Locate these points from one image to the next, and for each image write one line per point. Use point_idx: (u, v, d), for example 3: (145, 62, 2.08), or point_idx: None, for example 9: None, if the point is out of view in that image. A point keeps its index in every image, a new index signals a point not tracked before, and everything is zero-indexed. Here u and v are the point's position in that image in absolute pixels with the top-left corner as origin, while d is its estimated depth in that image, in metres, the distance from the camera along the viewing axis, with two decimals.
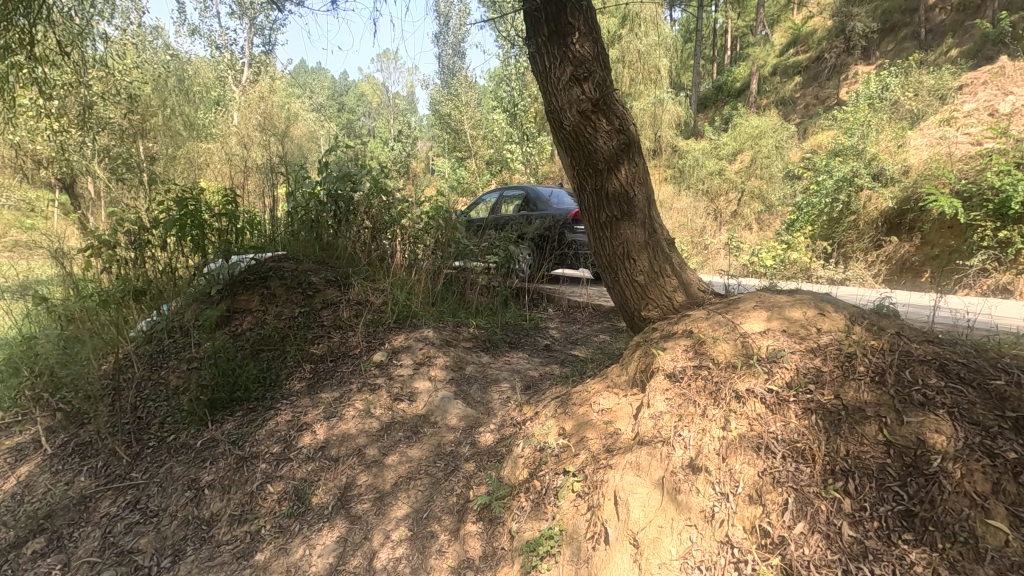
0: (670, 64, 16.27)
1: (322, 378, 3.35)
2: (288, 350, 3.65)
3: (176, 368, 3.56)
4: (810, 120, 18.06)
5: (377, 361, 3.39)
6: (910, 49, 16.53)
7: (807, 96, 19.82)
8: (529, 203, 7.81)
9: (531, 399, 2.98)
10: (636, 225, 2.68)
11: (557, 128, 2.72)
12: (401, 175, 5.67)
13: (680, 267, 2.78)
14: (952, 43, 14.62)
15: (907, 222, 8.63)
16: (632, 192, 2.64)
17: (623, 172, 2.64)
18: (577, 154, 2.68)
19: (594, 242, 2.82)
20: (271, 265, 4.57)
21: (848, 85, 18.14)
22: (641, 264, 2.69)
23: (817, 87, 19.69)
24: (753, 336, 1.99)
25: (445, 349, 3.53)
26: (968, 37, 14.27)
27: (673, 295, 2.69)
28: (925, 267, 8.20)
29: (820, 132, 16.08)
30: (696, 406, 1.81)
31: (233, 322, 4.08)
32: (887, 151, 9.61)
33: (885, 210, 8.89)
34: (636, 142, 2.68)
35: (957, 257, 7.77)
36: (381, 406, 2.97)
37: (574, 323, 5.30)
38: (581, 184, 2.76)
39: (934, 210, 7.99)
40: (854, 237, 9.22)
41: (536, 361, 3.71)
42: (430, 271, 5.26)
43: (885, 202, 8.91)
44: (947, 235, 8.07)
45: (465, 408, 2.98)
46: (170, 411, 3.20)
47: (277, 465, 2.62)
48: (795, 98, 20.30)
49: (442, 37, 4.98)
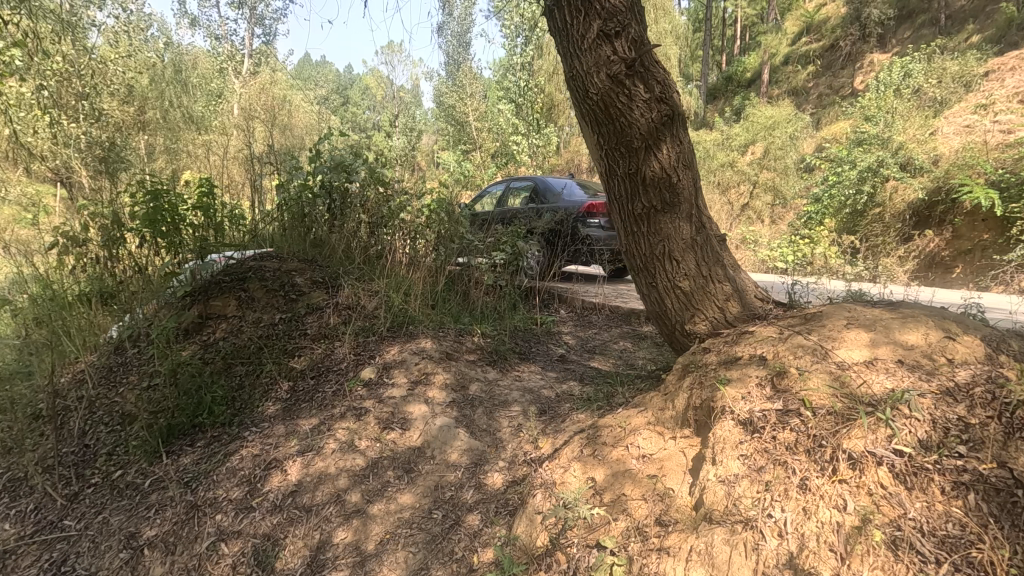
0: (681, 53, 15.69)
1: (301, 399, 2.85)
2: (264, 365, 3.15)
3: (135, 386, 3.08)
4: (823, 111, 17.45)
5: (366, 378, 2.89)
6: (928, 36, 15.82)
7: (820, 86, 19.13)
8: (538, 195, 7.31)
9: (548, 430, 2.47)
10: (679, 218, 2.15)
11: (578, 99, 2.21)
12: (401, 165, 5.22)
13: (734, 269, 2.25)
14: (972, 29, 13.97)
15: (937, 215, 8.03)
16: (676, 177, 2.12)
17: (665, 152, 2.11)
18: (606, 129, 2.16)
19: (625, 239, 2.31)
20: (251, 264, 4.06)
21: (863, 74, 17.51)
22: (686, 267, 2.16)
23: (831, 77, 19.04)
24: (857, 369, 1.46)
25: (446, 363, 3.02)
26: (989, 23, 13.61)
27: (727, 305, 2.17)
28: (956, 263, 7.67)
29: (836, 123, 15.49)
30: (790, 472, 1.30)
31: (205, 332, 3.60)
32: (915, 140, 8.92)
33: (913, 201, 8.26)
34: (680, 114, 2.15)
35: (993, 251, 7.27)
36: (367, 438, 2.47)
37: (589, 328, 4.78)
38: (609, 168, 2.23)
39: (967, 202, 7.42)
40: (879, 230, 8.61)
41: (551, 376, 3.19)
42: (430, 269, 4.77)
43: (913, 193, 8.23)
44: (981, 229, 7.53)
45: (468, 440, 2.47)
46: (121, 439, 2.72)
47: (236, 516, 2.14)
48: (807, 89, 19.70)
49: (447, 28, 4.56)
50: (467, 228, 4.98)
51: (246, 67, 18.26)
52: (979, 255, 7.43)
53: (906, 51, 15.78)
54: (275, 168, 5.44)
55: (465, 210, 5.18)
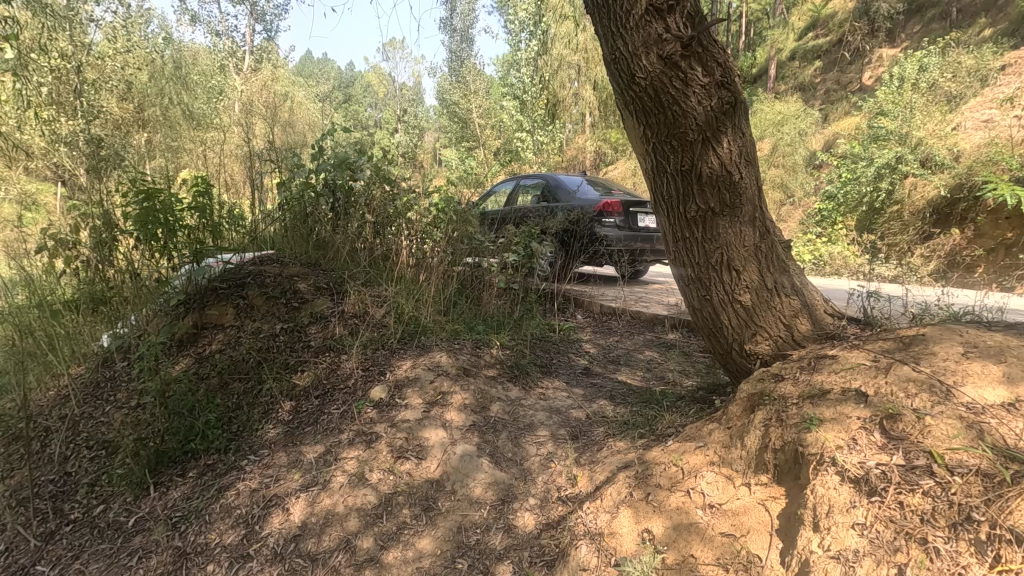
0: None
1: (304, 421, 2.58)
2: (264, 382, 2.88)
3: (123, 405, 2.82)
4: (832, 106, 17.08)
5: (376, 398, 2.61)
6: (939, 30, 15.40)
7: (828, 82, 18.74)
8: (549, 193, 7.02)
9: (582, 462, 2.19)
10: (741, 223, 1.87)
11: (621, 85, 1.92)
12: (407, 162, 4.95)
13: (801, 280, 1.97)
14: (985, 23, 13.58)
15: (957, 212, 7.60)
16: (739, 175, 1.83)
17: (726, 146, 1.82)
18: (654, 120, 1.88)
19: (674, 246, 2.03)
20: (250, 269, 3.77)
21: (872, 69, 17.11)
22: (748, 278, 1.88)
23: (839, 72, 18.62)
24: (996, 413, 1.25)
25: (463, 381, 2.74)
26: (1003, 16, 13.22)
27: (794, 322, 1.88)
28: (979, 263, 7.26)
29: (846, 119, 15.13)
30: (933, 554, 1.07)
31: (201, 342, 3.32)
32: (934, 134, 8.44)
33: (932, 199, 7.85)
34: (742, 102, 1.86)
35: (1018, 250, 6.88)
36: (380, 469, 2.20)
37: (609, 335, 4.48)
38: (658, 165, 1.95)
39: (990, 199, 7.09)
40: (897, 228, 8.30)
41: (579, 394, 2.91)
42: (440, 272, 4.50)
43: (933, 189, 7.84)
44: (1003, 226, 7.12)
45: (493, 471, 2.19)
46: (104, 467, 2.46)
47: (231, 566, 1.88)
48: (815, 84, 19.32)
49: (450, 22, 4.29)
50: (476, 228, 4.71)
51: (246, 64, 17.97)
52: (1002, 254, 7.03)
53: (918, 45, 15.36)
54: (276, 165, 5.17)
55: (475, 210, 4.91)
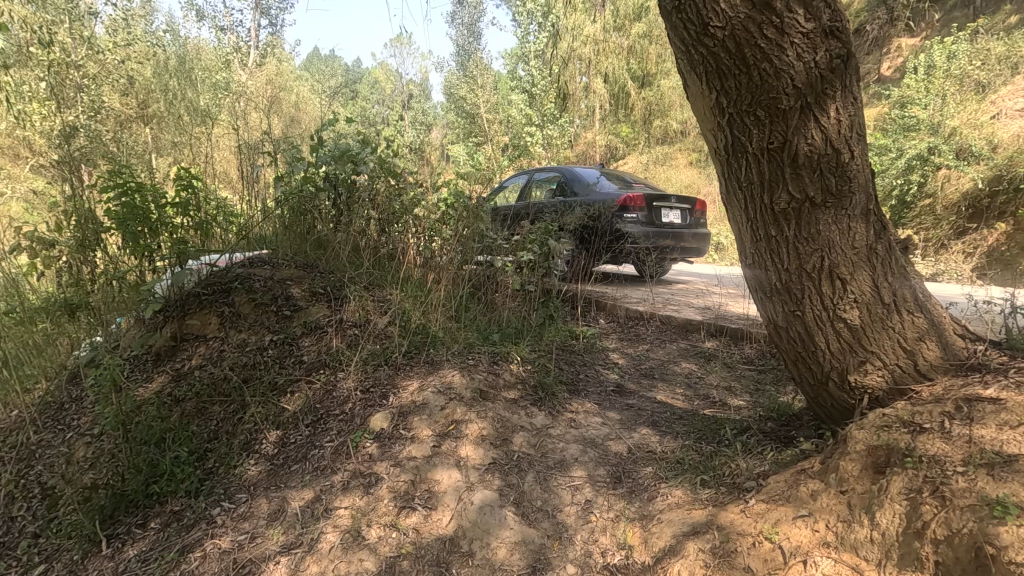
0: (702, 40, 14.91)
1: (289, 458, 2.16)
2: (247, 406, 2.48)
3: (85, 434, 2.45)
4: None
5: (376, 428, 2.20)
6: (961, 18, 14.75)
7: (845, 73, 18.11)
8: (565, 186, 6.60)
9: (630, 517, 1.76)
10: (849, 216, 1.44)
11: (687, 38, 1.48)
12: (414, 155, 4.60)
13: (921, 292, 1.54)
14: (1011, 9, 12.91)
15: (996, 205, 7.08)
16: (850, 154, 1.40)
17: (830, 115, 1.38)
18: (733, 83, 1.44)
19: (751, 247, 1.60)
20: (239, 272, 3.34)
21: (891, 60, 16.45)
22: (857, 290, 1.44)
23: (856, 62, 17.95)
24: None
25: (480, 407, 2.31)
26: None
27: (918, 347, 1.45)
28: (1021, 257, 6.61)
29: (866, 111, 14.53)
30: None
31: (179, 356, 2.91)
32: (969, 122, 7.78)
33: (969, 191, 7.29)
34: (852, 59, 1.42)
35: None
36: (379, 524, 1.79)
37: (638, 343, 4.04)
38: (734, 142, 1.51)
39: None
40: (927, 224, 7.62)
41: (615, 420, 2.48)
42: (450, 273, 4.10)
43: (969, 181, 7.29)
44: None
45: (520, 528, 1.76)
46: (53, 515, 2.10)
47: None
48: None
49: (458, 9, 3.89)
50: (488, 224, 4.32)
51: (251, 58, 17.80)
52: None
53: (941, 33, 14.75)
54: (273, 158, 4.79)
55: (487, 205, 4.50)
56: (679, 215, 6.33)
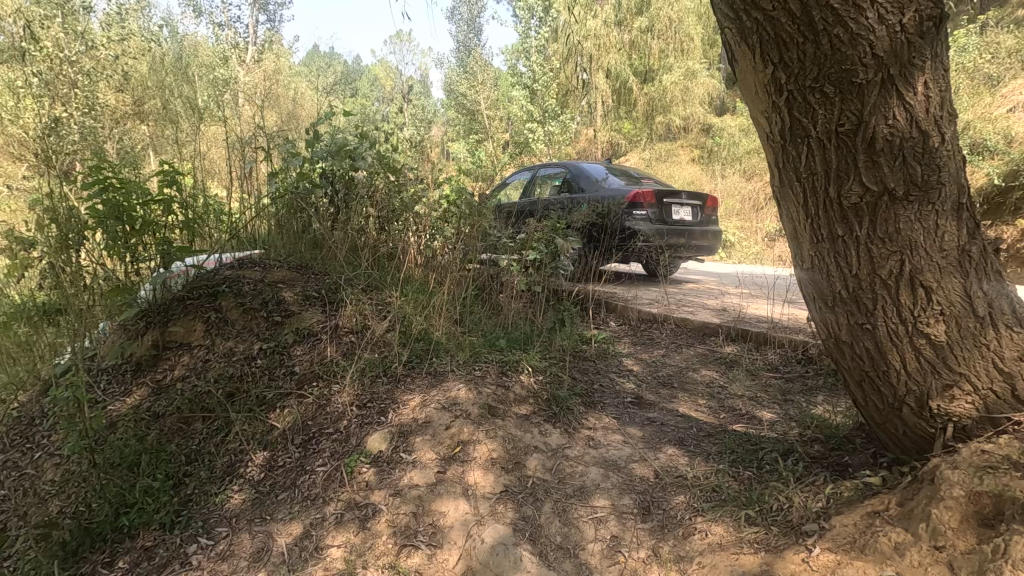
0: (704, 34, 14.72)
1: (276, 485, 1.94)
2: (232, 423, 2.26)
3: (55, 457, 2.24)
4: None
5: (374, 451, 1.98)
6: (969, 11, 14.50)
7: None
8: (571, 183, 6.36)
9: (664, 559, 1.54)
10: (934, 212, 1.28)
11: (737, 3, 1.28)
12: (414, 151, 4.45)
13: (1010, 292, 1.38)
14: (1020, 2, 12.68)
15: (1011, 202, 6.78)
16: (940, 137, 1.24)
17: (918, 91, 1.21)
18: (796, 57, 1.25)
19: (811, 248, 1.44)
20: (228, 275, 3.10)
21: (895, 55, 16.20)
22: (941, 296, 1.30)
23: None
24: None
25: (488, 426, 2.08)
26: None
27: (1012, 358, 1.31)
28: None
29: None
30: None
31: (161, 366, 2.68)
32: (983, 118, 7.66)
33: (983, 186, 6.92)
34: (942, 21, 1.22)
35: None
36: (377, 567, 1.56)
37: (652, 348, 3.82)
38: (794, 126, 1.33)
39: None
40: None
41: (638, 438, 2.26)
42: (453, 274, 3.89)
43: (984, 177, 6.94)
44: None
45: (538, 571, 1.54)
46: (12, 551, 1.90)
47: None
48: None
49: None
50: (491, 222, 4.12)
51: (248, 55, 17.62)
52: None
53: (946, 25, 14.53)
54: (267, 154, 4.59)
55: (490, 202, 4.28)
56: (689, 212, 6.10)
